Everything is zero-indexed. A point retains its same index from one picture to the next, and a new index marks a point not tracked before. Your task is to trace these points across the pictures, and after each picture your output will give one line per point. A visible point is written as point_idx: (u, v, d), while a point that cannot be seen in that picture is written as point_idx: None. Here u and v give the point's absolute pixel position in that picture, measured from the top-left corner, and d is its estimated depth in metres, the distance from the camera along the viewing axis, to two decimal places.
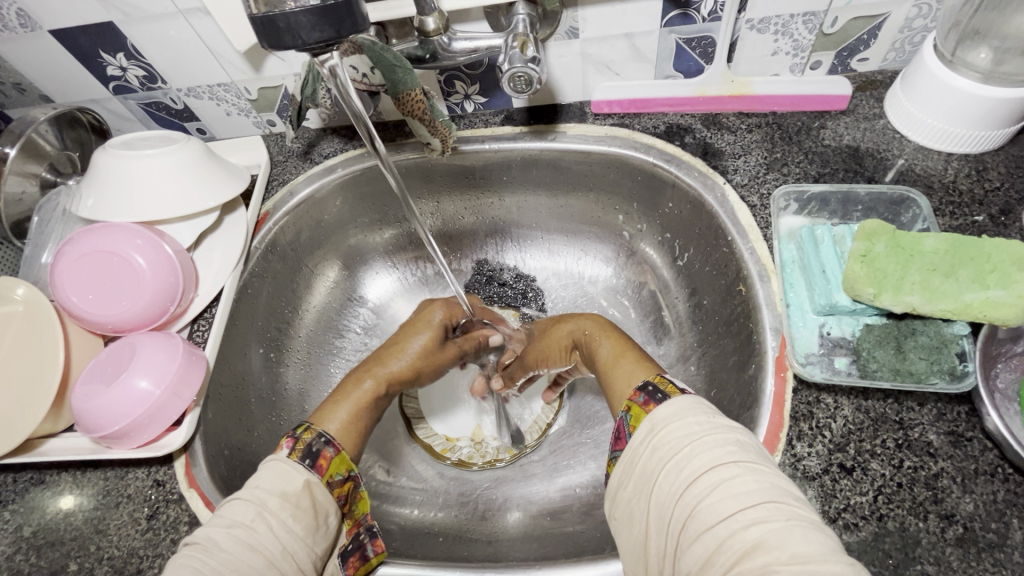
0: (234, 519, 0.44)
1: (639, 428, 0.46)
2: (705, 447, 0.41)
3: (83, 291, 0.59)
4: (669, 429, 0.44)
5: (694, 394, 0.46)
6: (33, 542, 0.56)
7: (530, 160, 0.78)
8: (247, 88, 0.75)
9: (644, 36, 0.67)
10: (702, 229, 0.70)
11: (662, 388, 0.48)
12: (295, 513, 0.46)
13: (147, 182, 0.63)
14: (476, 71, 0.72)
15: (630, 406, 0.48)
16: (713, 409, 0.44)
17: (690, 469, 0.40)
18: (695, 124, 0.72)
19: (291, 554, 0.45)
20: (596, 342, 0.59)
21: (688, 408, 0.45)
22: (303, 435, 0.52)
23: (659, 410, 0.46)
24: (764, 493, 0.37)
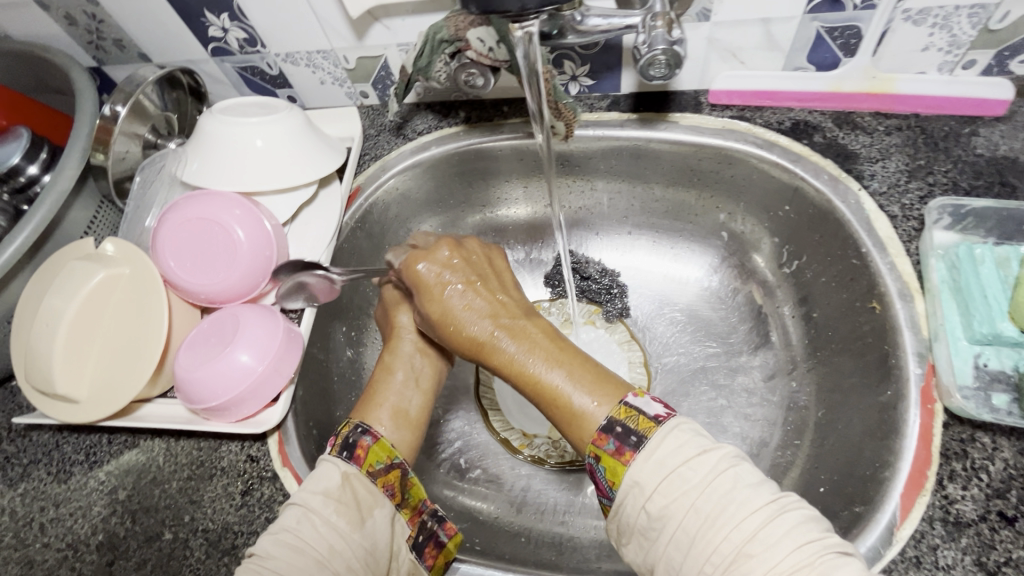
0: (283, 523, 0.47)
1: (624, 487, 0.42)
2: (716, 503, 0.39)
3: (190, 261, 0.59)
4: (663, 488, 0.40)
5: (669, 424, 0.42)
6: (128, 506, 0.56)
7: (633, 150, 0.74)
8: (345, 56, 0.72)
9: (782, 22, 0.61)
10: (824, 237, 0.65)
11: (632, 427, 0.43)
12: (339, 508, 0.48)
13: (251, 150, 0.62)
14: (590, 51, 0.67)
15: (598, 453, 0.43)
16: (696, 442, 0.41)
17: (704, 531, 0.38)
18: (825, 122, 0.67)
19: (338, 551, 0.46)
20: (512, 344, 0.51)
21: (669, 454, 0.41)
22: (340, 432, 0.55)
23: (639, 464, 0.41)
24: (785, 533, 0.37)
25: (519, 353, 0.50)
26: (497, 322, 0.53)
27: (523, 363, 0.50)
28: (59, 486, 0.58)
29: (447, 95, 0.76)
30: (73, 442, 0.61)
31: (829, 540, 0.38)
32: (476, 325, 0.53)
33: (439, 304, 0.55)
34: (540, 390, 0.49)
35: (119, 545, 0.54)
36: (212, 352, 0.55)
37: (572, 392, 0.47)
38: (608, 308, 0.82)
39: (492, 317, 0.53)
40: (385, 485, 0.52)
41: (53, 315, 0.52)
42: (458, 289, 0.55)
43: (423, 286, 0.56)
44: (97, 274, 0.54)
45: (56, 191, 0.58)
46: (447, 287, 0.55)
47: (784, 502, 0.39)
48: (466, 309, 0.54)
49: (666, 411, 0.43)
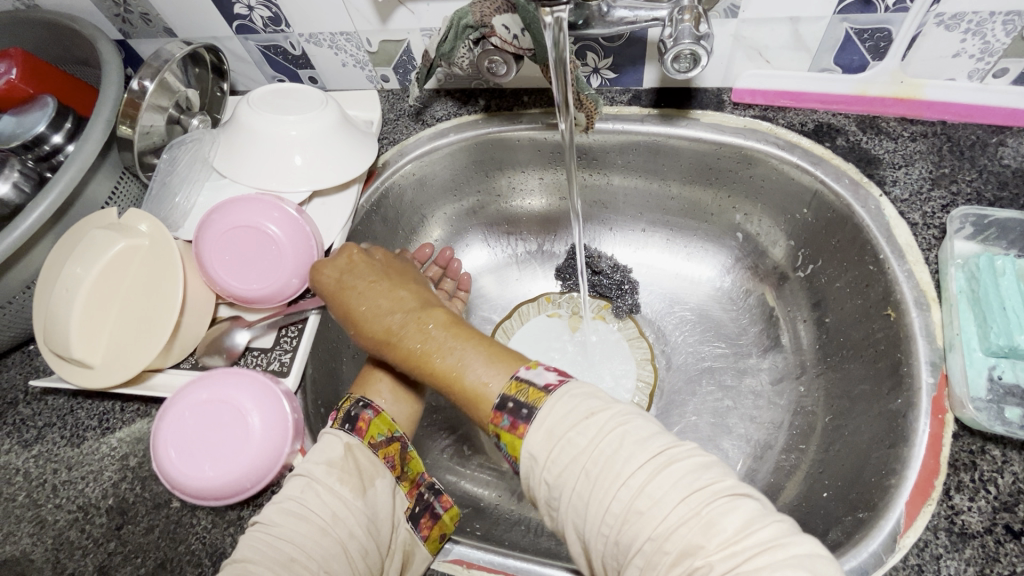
0: (288, 492, 0.49)
1: (524, 460, 0.42)
2: (602, 463, 0.39)
3: (225, 257, 0.60)
4: (553, 456, 0.41)
5: (555, 394, 0.43)
6: (139, 472, 0.57)
7: (651, 146, 0.73)
8: (368, 39, 0.72)
9: (811, 22, 0.60)
10: (842, 241, 0.64)
11: (523, 400, 0.43)
12: (341, 476, 0.51)
13: (287, 144, 0.64)
14: (614, 44, 0.66)
15: (498, 432, 0.44)
16: (575, 403, 0.42)
17: (590, 491, 0.39)
18: (848, 125, 0.66)
19: (342, 517, 0.48)
20: (413, 335, 0.51)
21: (557, 422, 0.41)
22: (342, 406, 0.57)
23: (532, 436, 0.42)
24: (667, 481, 0.38)
25: (415, 340, 0.51)
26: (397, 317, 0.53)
27: (419, 351, 0.50)
28: (71, 449, 0.59)
29: (467, 82, 0.76)
30: (87, 407, 0.62)
31: (721, 483, 0.38)
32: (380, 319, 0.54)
33: (347, 301, 0.56)
34: (439, 380, 0.48)
35: (128, 509, 0.55)
36: (215, 413, 0.54)
37: (468, 369, 0.47)
38: (618, 305, 0.82)
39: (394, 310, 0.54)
40: (385, 456, 0.55)
41: (74, 282, 0.53)
42: (364, 288, 0.57)
43: (336, 288, 0.58)
44: (118, 244, 0.55)
45: (78, 165, 0.58)
46: (350, 285, 0.57)
47: (673, 450, 0.39)
48: (370, 305, 0.55)
49: (559, 378, 0.44)
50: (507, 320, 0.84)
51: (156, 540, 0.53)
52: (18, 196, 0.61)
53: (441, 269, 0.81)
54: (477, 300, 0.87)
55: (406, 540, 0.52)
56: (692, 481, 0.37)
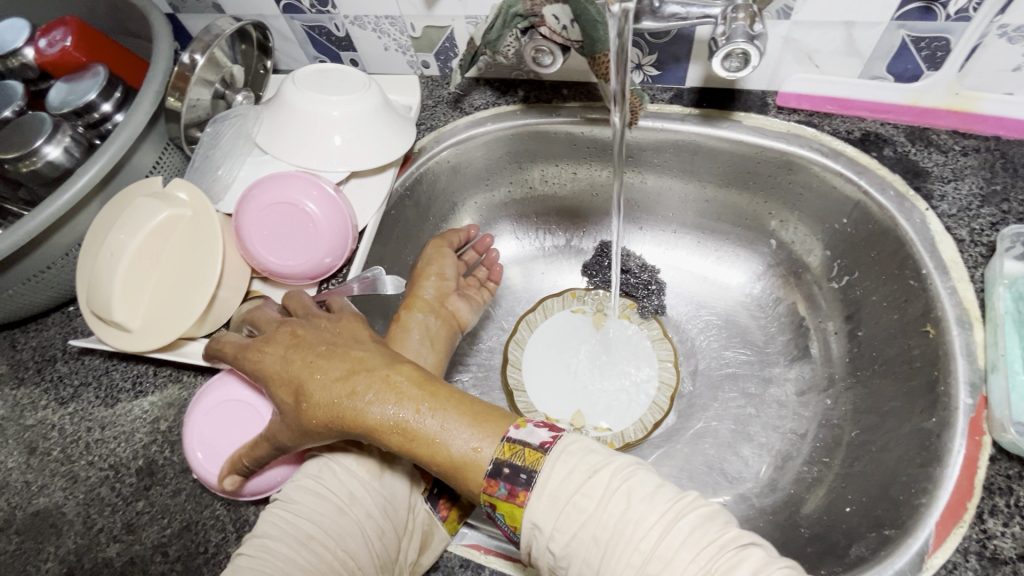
0: (306, 471, 0.50)
1: (525, 528, 0.41)
2: (612, 529, 0.38)
3: (263, 232, 0.61)
4: (559, 524, 0.39)
5: (550, 456, 0.41)
6: (169, 437, 0.58)
7: (689, 147, 0.72)
8: (413, 24, 0.73)
9: (866, 27, 0.59)
10: (881, 254, 0.63)
11: (519, 464, 0.41)
12: (359, 457, 0.52)
13: (329, 124, 0.64)
14: (660, 40, 0.66)
15: (494, 501, 0.41)
16: (576, 467, 0.40)
17: (600, 563, 0.38)
18: (897, 136, 0.64)
19: (358, 497, 0.49)
20: (380, 401, 0.45)
21: (559, 486, 0.40)
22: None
23: (534, 503, 0.40)
24: (679, 542, 0.37)
25: (381, 411, 0.44)
26: (352, 383, 0.45)
27: (393, 420, 0.44)
28: (105, 409, 0.61)
29: (508, 72, 0.76)
30: (122, 370, 0.63)
31: (728, 533, 0.39)
32: (326, 391, 0.46)
33: (292, 369, 0.48)
34: (418, 454, 0.44)
35: (156, 471, 0.57)
36: (251, 405, 0.55)
37: (452, 437, 0.43)
38: (643, 304, 0.82)
39: (345, 378, 0.46)
40: None
41: (119, 249, 0.54)
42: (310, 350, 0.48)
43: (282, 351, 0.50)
44: (162, 212, 0.56)
45: (126, 134, 0.59)
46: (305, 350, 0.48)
47: (680, 507, 0.39)
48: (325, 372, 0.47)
49: (551, 435, 0.42)
50: (531, 313, 0.84)
51: (182, 504, 0.55)
52: (68, 161, 0.63)
53: (478, 255, 0.78)
54: (502, 290, 0.87)
55: (425, 520, 0.53)
56: (699, 539, 0.37)
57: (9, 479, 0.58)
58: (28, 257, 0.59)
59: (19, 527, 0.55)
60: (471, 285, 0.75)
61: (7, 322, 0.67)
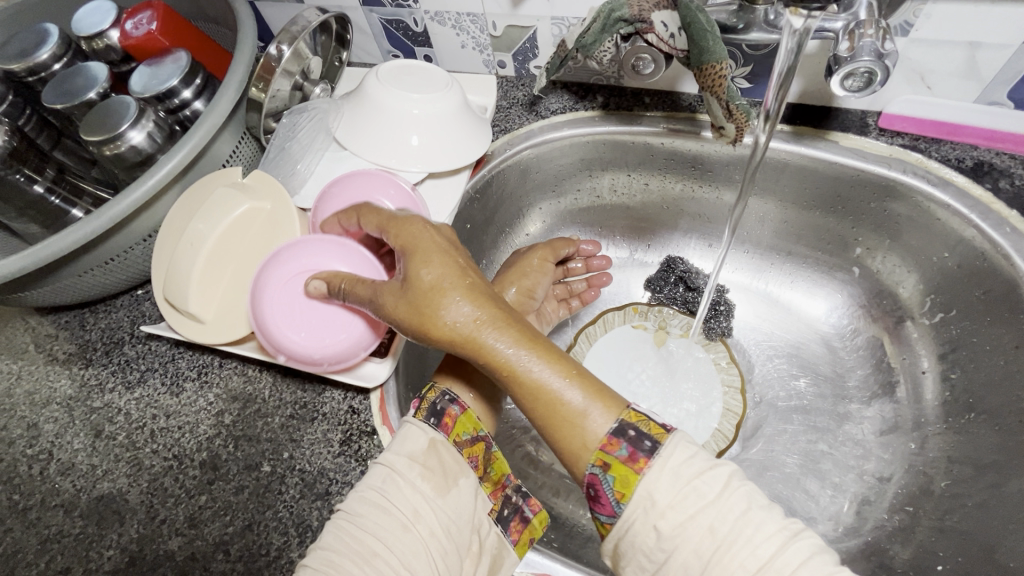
0: (370, 482, 0.48)
1: (634, 499, 0.39)
2: (729, 527, 0.38)
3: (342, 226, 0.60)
4: (676, 504, 0.39)
5: (677, 430, 0.41)
6: (233, 431, 0.58)
7: (777, 165, 0.69)
8: (495, 23, 0.71)
9: (992, 49, 0.55)
10: (991, 295, 0.58)
11: (645, 431, 0.41)
12: (423, 472, 0.49)
13: (408, 122, 0.63)
14: (757, 52, 0.63)
15: (608, 461, 0.40)
16: (702, 452, 0.41)
17: (712, 555, 0.37)
18: (1015, 167, 0.60)
19: (423, 515, 0.47)
20: (511, 339, 0.43)
21: (683, 466, 0.40)
22: (426, 397, 0.55)
23: (654, 473, 0.39)
24: (797, 560, 0.36)
25: (512, 346, 0.43)
26: (490, 312, 0.44)
27: (520, 359, 0.43)
28: (170, 397, 0.61)
29: (588, 77, 0.73)
30: (188, 358, 0.63)
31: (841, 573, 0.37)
32: (465, 310, 0.44)
33: (427, 277, 0.45)
34: (539, 395, 0.43)
35: (220, 466, 0.56)
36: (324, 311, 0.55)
37: (572, 393, 0.42)
38: (711, 324, 0.78)
39: (489, 305, 0.44)
40: (470, 456, 0.53)
41: (199, 239, 0.54)
42: (452, 262, 0.46)
43: (413, 255, 0.46)
44: (242, 206, 0.55)
45: (209, 123, 0.59)
46: (443, 261, 0.46)
47: (796, 529, 0.38)
48: (461, 292, 0.44)
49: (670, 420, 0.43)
50: (591, 325, 0.81)
51: (245, 501, 0.54)
52: (149, 146, 0.63)
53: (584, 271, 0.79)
54: None
55: (494, 544, 0.50)
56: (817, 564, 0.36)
57: (76, 460, 0.58)
58: (107, 242, 0.59)
59: (84, 510, 0.55)
60: (556, 295, 0.78)
61: (79, 302, 0.67)
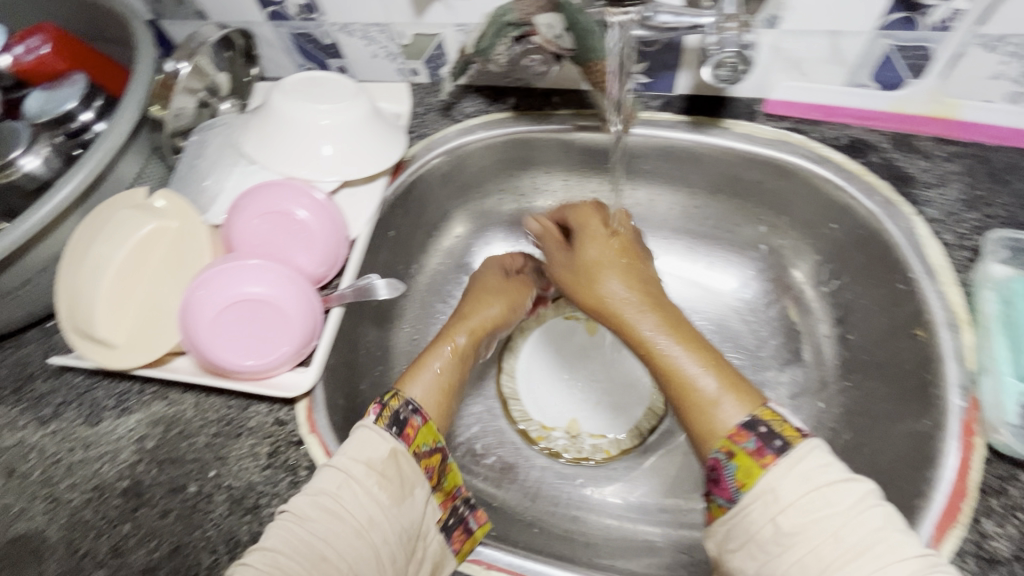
0: (323, 486, 0.48)
1: (755, 490, 0.43)
2: (860, 538, 0.39)
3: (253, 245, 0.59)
4: (798, 502, 0.41)
5: (812, 437, 0.44)
6: (156, 455, 0.57)
7: (681, 153, 0.73)
8: (402, 32, 0.72)
9: (851, 36, 0.61)
10: (871, 259, 0.64)
11: (776, 430, 0.45)
12: (380, 481, 0.49)
13: (319, 133, 0.63)
14: (651, 48, 0.67)
15: (733, 449, 0.45)
16: (847, 471, 0.42)
17: (821, 560, 0.38)
18: (882, 142, 0.66)
19: (377, 522, 0.47)
20: (642, 318, 0.55)
21: (813, 471, 0.42)
22: (388, 404, 0.56)
23: (779, 470, 0.42)
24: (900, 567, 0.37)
25: (654, 329, 0.54)
26: (640, 302, 0.56)
27: (655, 338, 0.53)
28: (88, 428, 0.59)
29: (498, 80, 0.76)
30: (106, 387, 0.61)
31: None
32: (619, 288, 0.57)
33: (587, 253, 0.61)
34: (673, 376, 0.51)
35: (143, 492, 0.55)
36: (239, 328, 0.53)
37: (711, 387, 0.49)
38: None
39: (636, 288, 0.57)
40: (427, 467, 0.54)
41: (104, 261, 0.54)
42: (610, 250, 0.61)
43: (586, 232, 0.63)
44: (148, 224, 0.55)
45: (108, 144, 0.58)
46: (602, 243, 0.61)
47: (932, 560, 0.38)
48: (604, 269, 0.59)
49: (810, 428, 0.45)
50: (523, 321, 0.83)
51: (171, 525, 0.53)
52: (47, 172, 0.61)
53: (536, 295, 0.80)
54: None
55: (436, 551, 0.51)
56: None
57: None
58: (5, 273, 0.57)
59: None
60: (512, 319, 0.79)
61: None
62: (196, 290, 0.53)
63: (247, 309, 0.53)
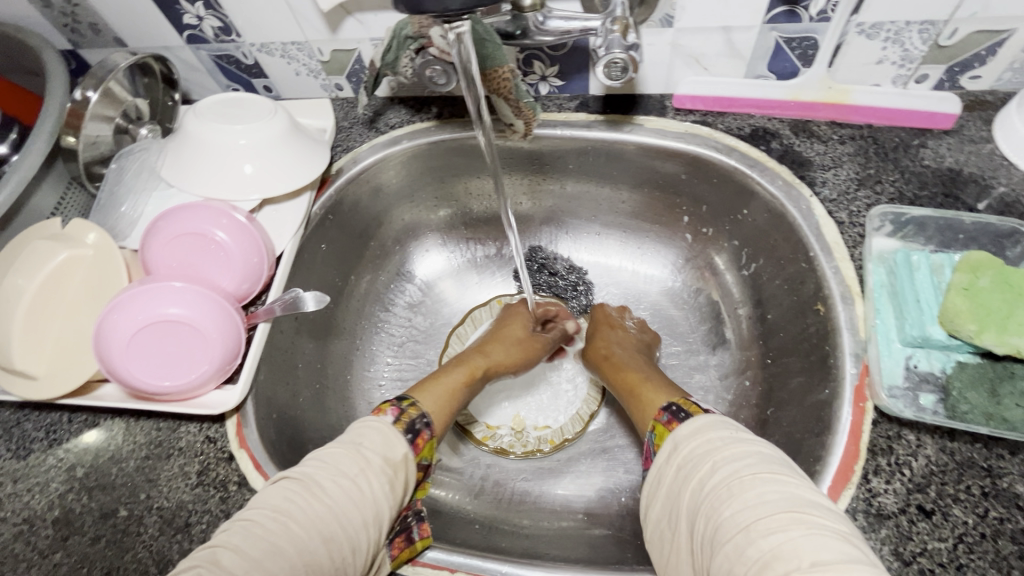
0: (345, 469, 0.48)
1: (665, 447, 0.50)
2: (737, 468, 0.43)
3: (175, 267, 0.60)
4: (693, 448, 0.47)
5: (716, 414, 0.50)
6: (86, 483, 0.56)
7: (599, 151, 0.75)
8: (320, 49, 0.74)
9: (742, 31, 0.64)
10: (778, 241, 0.67)
11: (683, 407, 0.52)
12: (391, 479, 0.50)
13: (235, 152, 0.64)
14: (559, 52, 0.69)
15: (654, 425, 0.53)
16: (740, 429, 0.47)
17: (705, 491, 0.44)
18: (783, 129, 0.69)
19: (380, 515, 0.48)
20: (626, 362, 0.67)
21: (707, 427, 0.48)
22: (408, 411, 0.57)
23: (680, 428, 0.50)
24: (779, 528, 0.38)
25: (644, 372, 0.64)
26: (629, 358, 0.68)
27: (642, 375, 0.63)
28: (17, 461, 0.59)
29: (420, 90, 0.77)
30: (34, 419, 0.61)
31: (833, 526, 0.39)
32: (613, 347, 0.71)
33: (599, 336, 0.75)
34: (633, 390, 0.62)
35: (74, 521, 0.55)
36: (158, 349, 0.54)
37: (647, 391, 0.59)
38: (574, 304, 0.86)
39: (626, 349, 0.71)
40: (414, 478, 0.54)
41: (17, 293, 0.54)
42: (609, 324, 0.76)
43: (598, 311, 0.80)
44: (60, 255, 0.56)
45: (20, 175, 0.59)
46: (613, 322, 0.77)
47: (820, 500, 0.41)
48: (606, 338, 0.73)
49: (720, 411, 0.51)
50: (461, 325, 0.85)
51: (102, 550, 0.53)
52: None
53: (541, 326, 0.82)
54: (437, 305, 0.88)
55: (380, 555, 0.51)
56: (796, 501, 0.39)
57: None
58: None
59: None
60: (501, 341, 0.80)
61: None
62: (111, 314, 0.54)
63: (164, 331, 0.54)
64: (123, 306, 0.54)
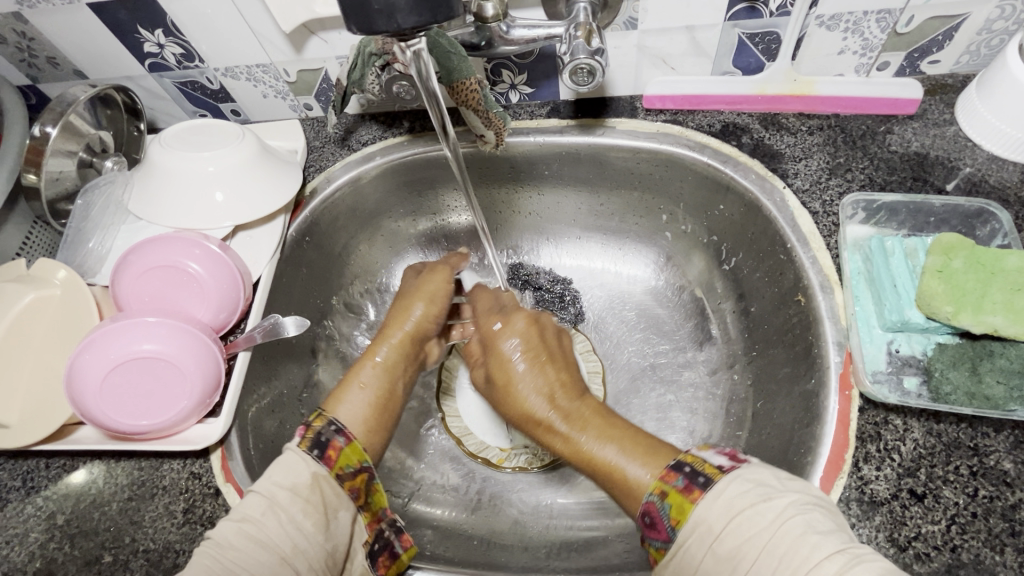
0: (247, 512, 0.46)
1: (688, 526, 0.41)
2: (796, 552, 0.37)
3: (147, 302, 0.59)
4: (729, 528, 0.40)
5: (734, 471, 0.43)
6: (67, 530, 0.55)
7: (573, 155, 0.75)
8: (286, 70, 0.73)
9: (706, 29, 0.64)
10: (756, 234, 0.68)
11: (699, 468, 0.44)
12: (305, 507, 0.48)
13: (202, 180, 0.63)
14: (526, 60, 0.69)
15: (665, 489, 0.44)
16: (769, 490, 0.41)
17: None
18: (752, 124, 0.69)
19: (302, 549, 0.46)
20: (554, 434, 0.52)
21: (736, 497, 0.41)
22: (312, 426, 0.54)
23: (707, 504, 0.41)
24: None
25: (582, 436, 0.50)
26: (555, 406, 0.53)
27: (573, 439, 0.50)
28: None
29: (390, 105, 0.77)
30: (9, 468, 0.59)
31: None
32: (534, 398, 0.53)
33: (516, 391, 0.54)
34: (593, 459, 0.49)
35: (56, 571, 0.53)
36: (134, 388, 0.53)
37: (629, 465, 0.46)
38: (560, 317, 0.82)
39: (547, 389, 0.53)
40: (351, 488, 0.52)
41: None
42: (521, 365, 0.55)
43: (494, 349, 0.57)
44: (28, 295, 0.55)
45: None
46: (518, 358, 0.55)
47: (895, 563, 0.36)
48: (522, 385, 0.54)
49: (732, 461, 0.44)
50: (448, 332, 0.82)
51: None
52: None
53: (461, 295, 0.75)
54: None
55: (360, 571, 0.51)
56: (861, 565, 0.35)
57: None
58: None
59: None
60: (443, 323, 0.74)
61: None
62: (82, 354, 0.52)
63: (138, 368, 0.53)
64: (95, 347, 0.53)
